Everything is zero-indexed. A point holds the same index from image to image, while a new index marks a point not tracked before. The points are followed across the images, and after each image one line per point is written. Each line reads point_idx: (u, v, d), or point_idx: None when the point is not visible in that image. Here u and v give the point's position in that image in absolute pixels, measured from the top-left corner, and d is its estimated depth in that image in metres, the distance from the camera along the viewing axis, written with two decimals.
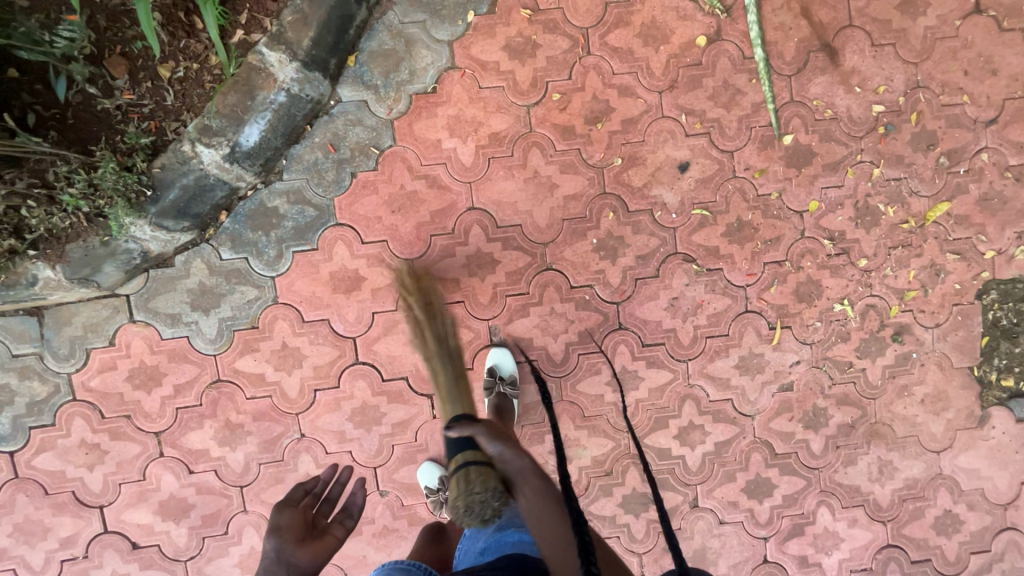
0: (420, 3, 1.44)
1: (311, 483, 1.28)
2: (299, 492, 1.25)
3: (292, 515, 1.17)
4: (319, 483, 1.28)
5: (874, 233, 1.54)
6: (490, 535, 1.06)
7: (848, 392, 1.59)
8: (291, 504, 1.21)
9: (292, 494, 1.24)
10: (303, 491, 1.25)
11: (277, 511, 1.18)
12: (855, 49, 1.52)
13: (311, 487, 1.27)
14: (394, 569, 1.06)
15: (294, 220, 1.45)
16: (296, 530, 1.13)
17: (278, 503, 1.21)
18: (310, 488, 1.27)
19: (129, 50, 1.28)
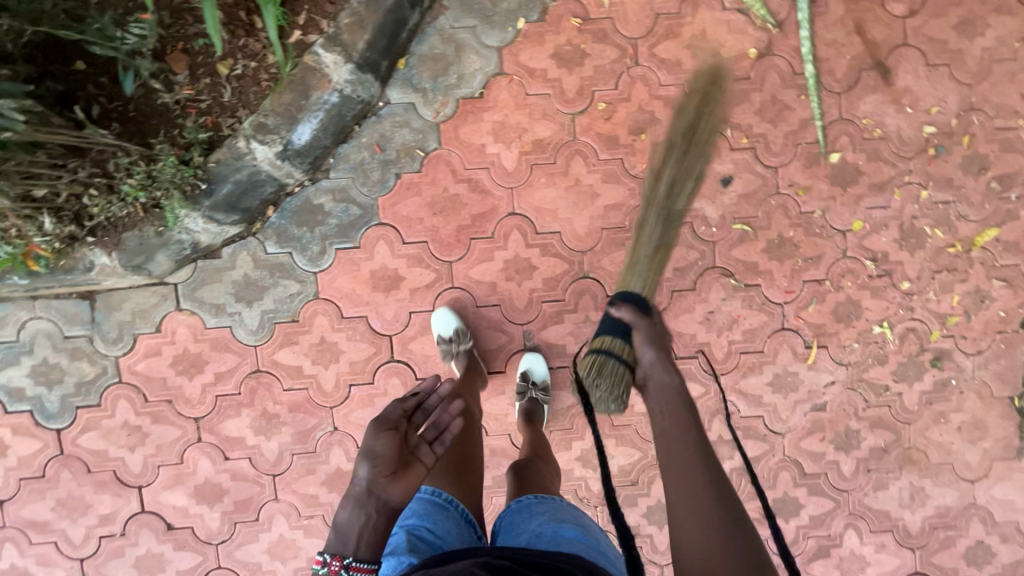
0: (471, 9, 1.46)
1: (411, 401, 1.13)
2: (397, 411, 1.10)
3: (389, 441, 1.03)
4: (420, 397, 1.15)
5: (918, 256, 1.52)
6: (543, 522, 1.06)
7: (882, 416, 1.57)
8: (390, 426, 1.05)
9: (389, 410, 1.10)
10: (403, 410, 1.11)
11: (373, 435, 1.03)
12: (908, 68, 1.49)
13: (409, 405, 1.12)
14: (430, 503, 1.13)
15: (339, 217, 1.48)
16: (393, 458, 1.01)
17: (373, 423, 1.05)
18: (410, 405, 1.13)
19: (190, 47, 1.32)
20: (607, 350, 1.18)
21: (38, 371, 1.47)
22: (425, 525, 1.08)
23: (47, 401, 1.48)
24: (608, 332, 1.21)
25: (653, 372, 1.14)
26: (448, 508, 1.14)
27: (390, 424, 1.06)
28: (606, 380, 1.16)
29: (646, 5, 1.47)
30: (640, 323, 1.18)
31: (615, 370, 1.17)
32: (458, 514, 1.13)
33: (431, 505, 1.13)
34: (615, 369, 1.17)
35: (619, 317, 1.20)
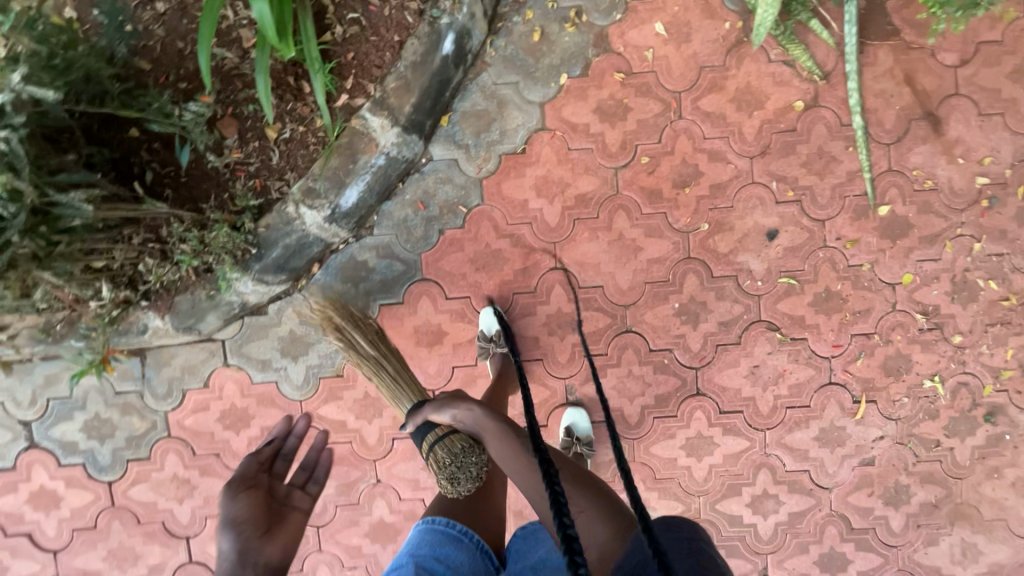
0: (514, 65, 1.46)
1: (270, 450, 1.19)
2: (255, 463, 1.15)
3: (249, 501, 1.05)
4: (277, 443, 1.22)
5: (970, 309, 1.49)
6: (549, 549, 1.13)
7: (933, 471, 1.54)
8: (248, 483, 1.10)
9: (247, 465, 1.13)
10: (258, 462, 1.15)
11: (230, 499, 1.04)
12: (959, 118, 1.46)
13: (267, 454, 1.19)
14: (445, 535, 1.16)
15: (382, 274, 1.49)
16: (262, 519, 1.03)
17: (228, 487, 1.08)
18: (271, 453, 1.20)
19: (240, 111, 1.33)
20: (437, 440, 1.23)
21: (91, 425, 1.50)
22: (437, 556, 1.12)
23: (99, 454, 1.51)
24: (422, 437, 1.27)
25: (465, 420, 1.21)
26: (463, 541, 1.16)
27: (249, 483, 1.09)
28: (442, 450, 1.22)
29: (689, 58, 1.46)
30: (427, 407, 1.26)
31: (445, 447, 1.22)
32: (473, 546, 1.15)
33: (447, 537, 1.16)
34: (456, 440, 1.23)
35: (426, 417, 1.25)
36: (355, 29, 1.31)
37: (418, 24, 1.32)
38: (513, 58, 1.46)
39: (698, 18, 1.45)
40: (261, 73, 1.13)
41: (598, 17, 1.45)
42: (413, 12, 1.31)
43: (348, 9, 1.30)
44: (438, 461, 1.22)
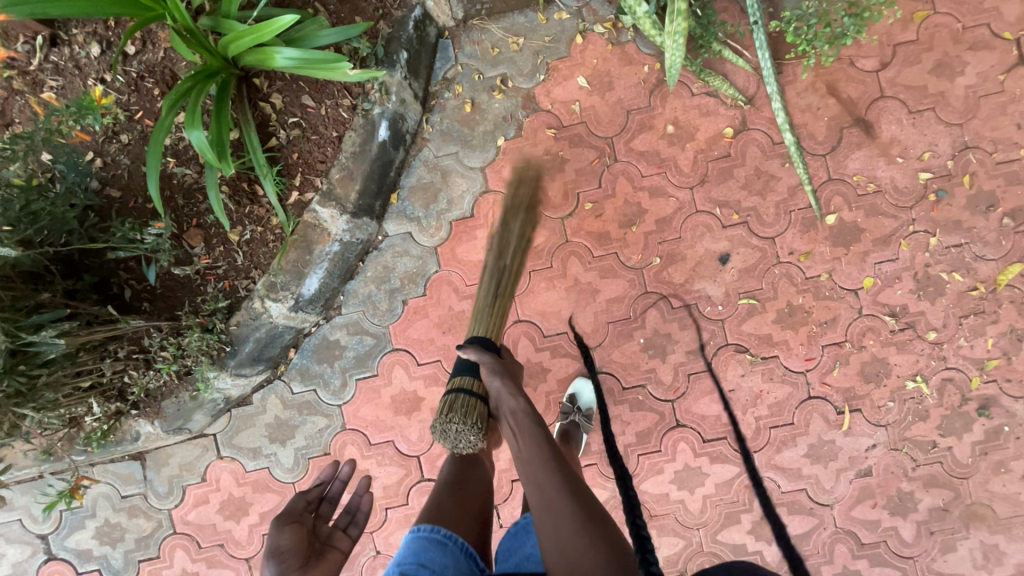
0: (451, 137, 1.55)
1: (317, 491, 1.24)
2: (302, 502, 1.20)
3: (295, 534, 1.09)
4: (323, 486, 1.26)
5: (938, 304, 1.47)
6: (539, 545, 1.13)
7: (935, 473, 1.49)
8: (293, 519, 1.12)
9: (292, 504, 1.18)
10: (306, 502, 1.20)
11: (276, 530, 1.08)
12: (891, 119, 1.48)
13: (313, 495, 1.23)
14: (428, 541, 1.09)
15: (355, 349, 1.55)
16: (303, 550, 1.08)
17: (277, 519, 1.12)
18: (318, 495, 1.23)
19: (203, 221, 1.44)
20: (459, 387, 1.11)
21: (103, 530, 1.57)
22: (420, 562, 1.06)
23: (112, 559, 1.57)
24: (458, 372, 1.15)
25: (503, 400, 1.07)
26: (447, 544, 1.09)
27: (295, 518, 1.14)
28: (459, 411, 1.07)
29: (615, 104, 1.52)
30: (483, 358, 1.13)
31: (466, 404, 1.09)
32: (457, 550, 1.08)
33: (430, 542, 1.09)
34: (472, 404, 1.09)
35: (466, 354, 1.14)
36: (297, 132, 1.42)
37: (353, 118, 1.42)
38: (450, 131, 1.55)
39: (617, 66, 1.52)
40: (210, 190, 1.23)
41: (523, 81, 1.54)
42: (346, 107, 1.42)
43: (289, 114, 1.41)
44: (447, 403, 1.10)
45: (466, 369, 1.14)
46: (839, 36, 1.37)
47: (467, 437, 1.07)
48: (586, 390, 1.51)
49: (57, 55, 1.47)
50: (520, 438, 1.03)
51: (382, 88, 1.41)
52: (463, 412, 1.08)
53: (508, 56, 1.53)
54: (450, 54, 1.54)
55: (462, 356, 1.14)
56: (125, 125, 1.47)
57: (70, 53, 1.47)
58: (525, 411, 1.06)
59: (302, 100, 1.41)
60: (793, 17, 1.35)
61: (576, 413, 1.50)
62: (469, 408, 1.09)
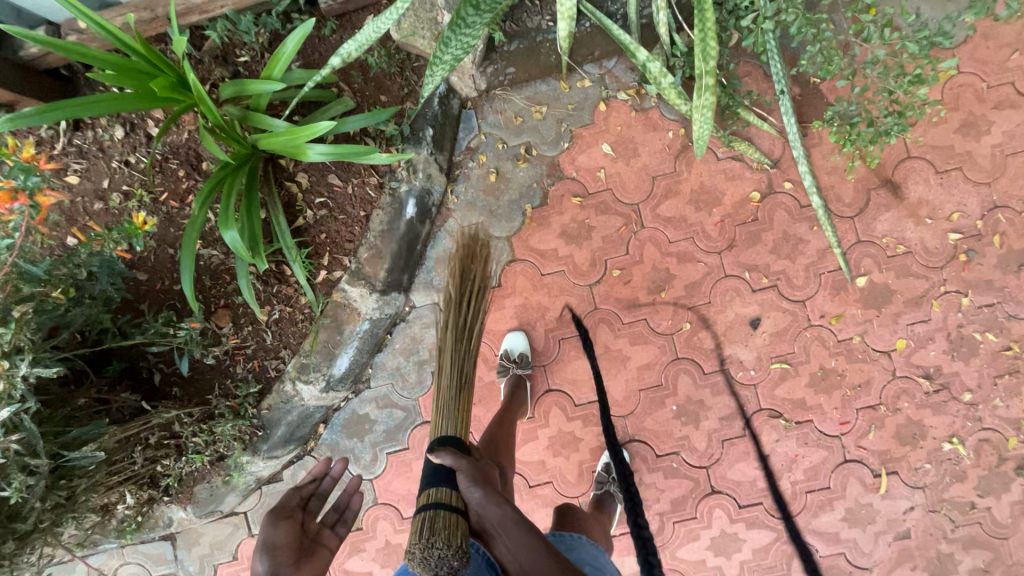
0: (477, 207, 1.54)
1: (309, 488, 1.22)
2: (296, 498, 1.18)
3: (288, 530, 1.09)
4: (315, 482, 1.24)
5: (973, 364, 1.46)
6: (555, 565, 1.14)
7: (974, 534, 1.48)
8: (287, 515, 1.12)
9: (286, 499, 1.17)
10: (299, 499, 1.18)
11: (270, 525, 1.09)
12: (918, 180, 1.48)
13: (306, 490, 1.21)
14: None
15: (385, 423, 1.54)
16: (291, 550, 1.07)
17: (268, 516, 1.11)
18: (311, 491, 1.22)
19: (231, 301, 1.42)
20: (437, 500, 0.93)
21: None
22: None
23: None
24: (427, 483, 0.97)
25: (487, 512, 0.94)
26: None
27: (285, 515, 1.13)
28: (443, 534, 0.88)
29: (640, 171, 1.52)
30: (460, 462, 0.96)
31: (448, 523, 0.91)
32: (480, 551, 1.13)
33: None
34: (451, 522, 0.91)
35: (439, 458, 0.96)
36: (324, 211, 1.42)
37: (380, 196, 1.42)
38: (475, 200, 1.54)
39: (641, 132, 1.52)
40: (245, 284, 1.24)
41: (547, 149, 1.54)
42: (374, 186, 1.41)
43: (315, 194, 1.41)
44: (426, 522, 0.91)
45: (443, 478, 0.97)
46: (882, 136, 1.23)
47: (453, 562, 0.87)
48: (620, 462, 1.49)
49: (80, 137, 1.46)
50: (512, 541, 0.96)
51: (409, 166, 1.41)
52: (446, 533, 0.90)
53: (532, 125, 1.53)
54: (473, 124, 1.54)
55: (442, 461, 0.96)
56: (150, 207, 1.47)
57: (94, 136, 1.46)
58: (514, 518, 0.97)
59: (329, 179, 1.40)
60: (832, 112, 1.25)
61: (608, 483, 1.48)
62: (447, 530, 0.90)
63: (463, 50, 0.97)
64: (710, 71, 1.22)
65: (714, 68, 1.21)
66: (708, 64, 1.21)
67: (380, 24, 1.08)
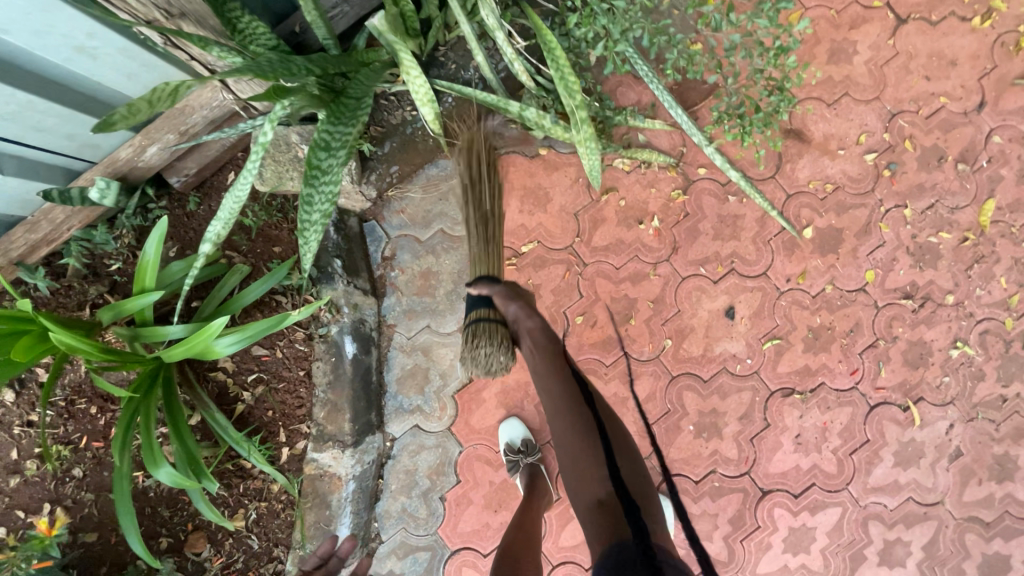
0: (416, 311, 1.45)
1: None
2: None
3: None
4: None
5: (941, 267, 1.46)
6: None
7: (1018, 425, 1.45)
8: None
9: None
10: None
11: None
12: (816, 117, 1.49)
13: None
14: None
15: (413, 571, 1.40)
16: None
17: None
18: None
19: (200, 520, 1.29)
20: (480, 317, 1.19)
21: None
22: None
23: None
24: (473, 305, 1.21)
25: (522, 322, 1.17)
26: None
27: None
28: (483, 336, 1.16)
29: (560, 212, 1.48)
30: (495, 288, 1.19)
31: (489, 328, 1.17)
32: None
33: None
34: (491, 328, 1.17)
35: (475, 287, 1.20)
36: (262, 386, 1.29)
37: (313, 347, 1.31)
38: (411, 306, 1.45)
39: (545, 176, 1.48)
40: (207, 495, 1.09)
41: (462, 227, 1.47)
42: (302, 339, 1.30)
43: (246, 372, 1.29)
44: (472, 331, 1.18)
45: (485, 305, 1.20)
46: (771, 115, 1.26)
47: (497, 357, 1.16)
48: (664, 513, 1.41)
49: None
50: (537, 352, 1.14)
51: (331, 306, 1.31)
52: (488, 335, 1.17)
53: (438, 211, 1.47)
54: (380, 233, 1.46)
55: (478, 290, 1.21)
56: (72, 458, 1.30)
57: None
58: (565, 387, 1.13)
59: (254, 352, 1.29)
60: (719, 110, 1.27)
61: None
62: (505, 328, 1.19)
63: (331, 196, 0.90)
64: (581, 104, 1.10)
65: (583, 99, 1.11)
66: (577, 98, 1.10)
67: (237, 192, 1.00)
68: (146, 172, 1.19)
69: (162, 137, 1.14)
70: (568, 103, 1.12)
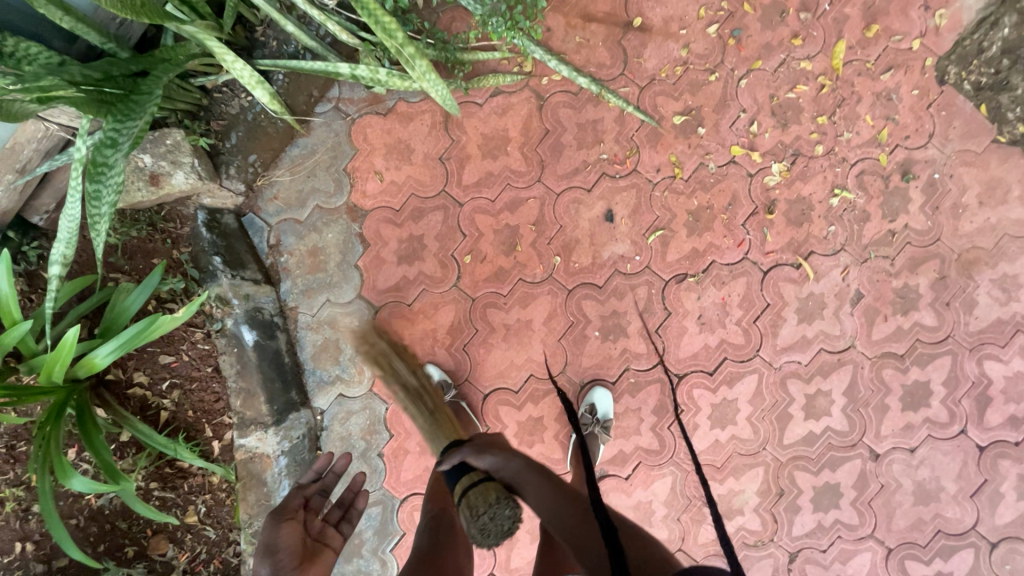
0: (314, 288, 1.50)
1: (312, 485, 1.14)
2: (298, 497, 1.11)
3: (291, 531, 1.03)
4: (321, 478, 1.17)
5: (805, 120, 1.46)
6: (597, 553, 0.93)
7: (913, 255, 1.46)
8: (289, 517, 1.06)
9: (287, 500, 1.11)
10: (302, 498, 1.11)
11: (275, 527, 1.03)
12: (652, 3, 1.48)
13: (310, 489, 1.14)
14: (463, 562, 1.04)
15: (370, 526, 1.48)
16: (297, 551, 1.01)
17: (270, 517, 1.05)
18: (316, 489, 1.15)
19: (158, 525, 1.37)
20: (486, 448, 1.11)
21: None
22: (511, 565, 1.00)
23: None
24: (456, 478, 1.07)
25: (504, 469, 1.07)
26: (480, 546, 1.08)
27: (288, 515, 1.06)
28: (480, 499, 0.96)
29: (425, 161, 1.50)
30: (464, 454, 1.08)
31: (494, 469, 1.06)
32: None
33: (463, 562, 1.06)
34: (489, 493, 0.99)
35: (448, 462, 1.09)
36: (177, 390, 1.35)
37: (214, 343, 1.38)
38: (308, 284, 1.50)
39: (403, 129, 1.50)
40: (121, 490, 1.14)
41: (336, 199, 1.50)
42: (203, 338, 1.37)
43: (160, 381, 1.35)
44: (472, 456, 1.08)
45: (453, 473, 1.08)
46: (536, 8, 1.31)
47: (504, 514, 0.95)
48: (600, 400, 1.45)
49: None
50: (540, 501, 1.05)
51: (219, 301, 1.37)
52: (481, 498, 0.97)
53: (309, 188, 1.50)
54: (260, 223, 1.50)
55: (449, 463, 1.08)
56: (27, 497, 1.39)
57: None
58: (530, 469, 1.09)
59: (162, 360, 1.35)
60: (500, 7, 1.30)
61: (592, 424, 1.43)
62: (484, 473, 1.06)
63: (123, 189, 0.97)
64: (403, 42, 1.09)
65: (406, 36, 1.09)
66: (397, 37, 1.09)
67: (69, 212, 1.04)
68: (3, 218, 1.23)
69: (2, 178, 1.17)
70: (392, 46, 1.12)
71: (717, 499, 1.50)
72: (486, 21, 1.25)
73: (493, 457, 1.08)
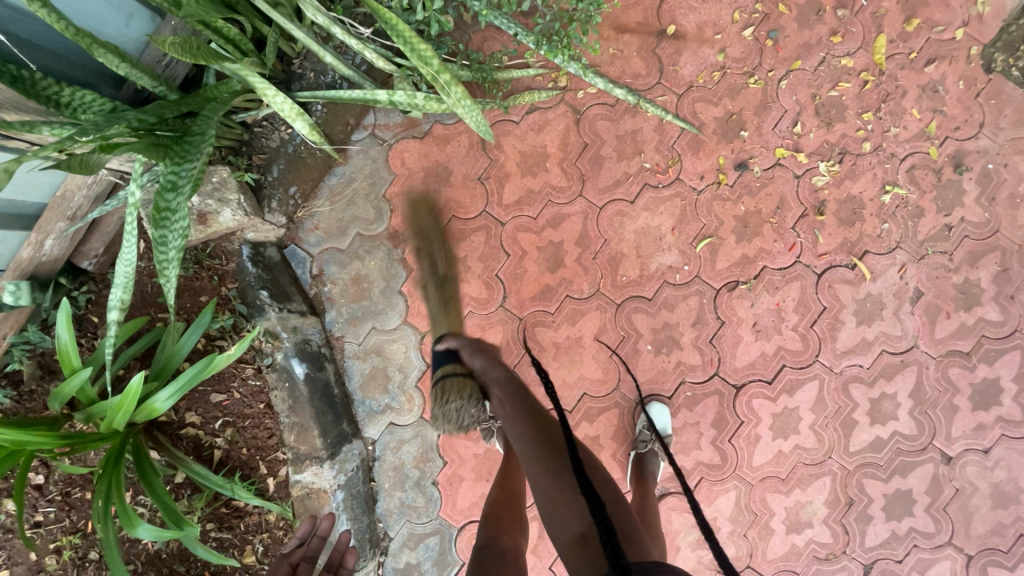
0: (359, 317, 1.48)
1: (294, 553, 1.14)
2: (283, 565, 1.11)
3: None
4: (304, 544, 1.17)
5: (849, 118, 1.43)
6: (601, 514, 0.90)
7: (972, 248, 1.42)
8: None
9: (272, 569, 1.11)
10: (287, 566, 1.11)
11: None
12: (685, 10, 1.46)
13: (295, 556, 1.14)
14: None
15: (428, 557, 1.45)
16: None
17: None
18: (300, 555, 1.15)
19: (216, 567, 1.35)
20: (446, 373, 1.15)
21: None
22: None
23: None
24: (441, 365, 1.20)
25: (488, 371, 1.14)
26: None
27: None
28: (453, 393, 1.12)
29: (464, 182, 1.49)
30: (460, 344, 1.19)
31: (455, 383, 1.13)
32: None
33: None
34: (459, 384, 1.13)
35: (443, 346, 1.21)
36: (230, 428, 1.34)
37: (265, 378, 1.36)
38: (353, 313, 1.48)
39: (440, 151, 1.49)
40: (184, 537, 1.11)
41: (377, 226, 1.49)
42: (253, 373, 1.36)
43: (213, 420, 1.33)
44: (440, 390, 1.14)
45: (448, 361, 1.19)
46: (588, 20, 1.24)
47: (466, 412, 1.13)
48: (657, 415, 1.40)
49: None
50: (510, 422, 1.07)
51: (268, 335, 1.36)
52: (455, 391, 1.12)
53: (349, 216, 1.49)
54: (302, 254, 1.49)
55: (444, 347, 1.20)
56: (84, 545, 1.37)
57: None
58: (507, 383, 1.12)
59: (213, 399, 1.33)
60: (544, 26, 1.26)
61: (653, 441, 1.38)
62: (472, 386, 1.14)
63: (186, 232, 0.96)
64: (439, 67, 1.05)
65: (440, 63, 1.04)
66: (433, 63, 1.05)
67: (126, 257, 1.02)
68: (53, 265, 1.23)
69: (54, 227, 1.18)
70: (427, 73, 1.09)
71: (784, 512, 1.44)
72: (534, 41, 1.21)
73: (485, 360, 1.15)
